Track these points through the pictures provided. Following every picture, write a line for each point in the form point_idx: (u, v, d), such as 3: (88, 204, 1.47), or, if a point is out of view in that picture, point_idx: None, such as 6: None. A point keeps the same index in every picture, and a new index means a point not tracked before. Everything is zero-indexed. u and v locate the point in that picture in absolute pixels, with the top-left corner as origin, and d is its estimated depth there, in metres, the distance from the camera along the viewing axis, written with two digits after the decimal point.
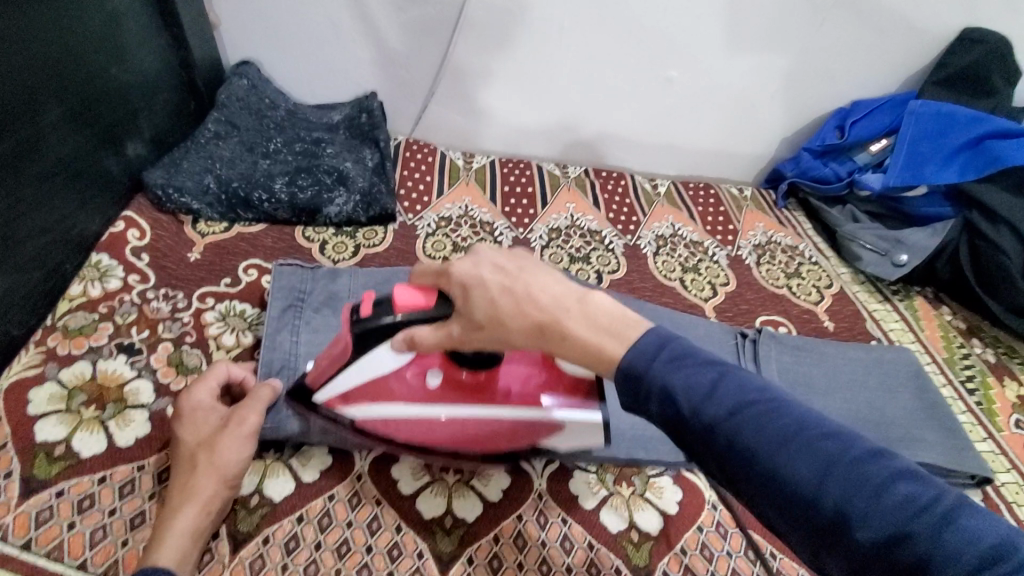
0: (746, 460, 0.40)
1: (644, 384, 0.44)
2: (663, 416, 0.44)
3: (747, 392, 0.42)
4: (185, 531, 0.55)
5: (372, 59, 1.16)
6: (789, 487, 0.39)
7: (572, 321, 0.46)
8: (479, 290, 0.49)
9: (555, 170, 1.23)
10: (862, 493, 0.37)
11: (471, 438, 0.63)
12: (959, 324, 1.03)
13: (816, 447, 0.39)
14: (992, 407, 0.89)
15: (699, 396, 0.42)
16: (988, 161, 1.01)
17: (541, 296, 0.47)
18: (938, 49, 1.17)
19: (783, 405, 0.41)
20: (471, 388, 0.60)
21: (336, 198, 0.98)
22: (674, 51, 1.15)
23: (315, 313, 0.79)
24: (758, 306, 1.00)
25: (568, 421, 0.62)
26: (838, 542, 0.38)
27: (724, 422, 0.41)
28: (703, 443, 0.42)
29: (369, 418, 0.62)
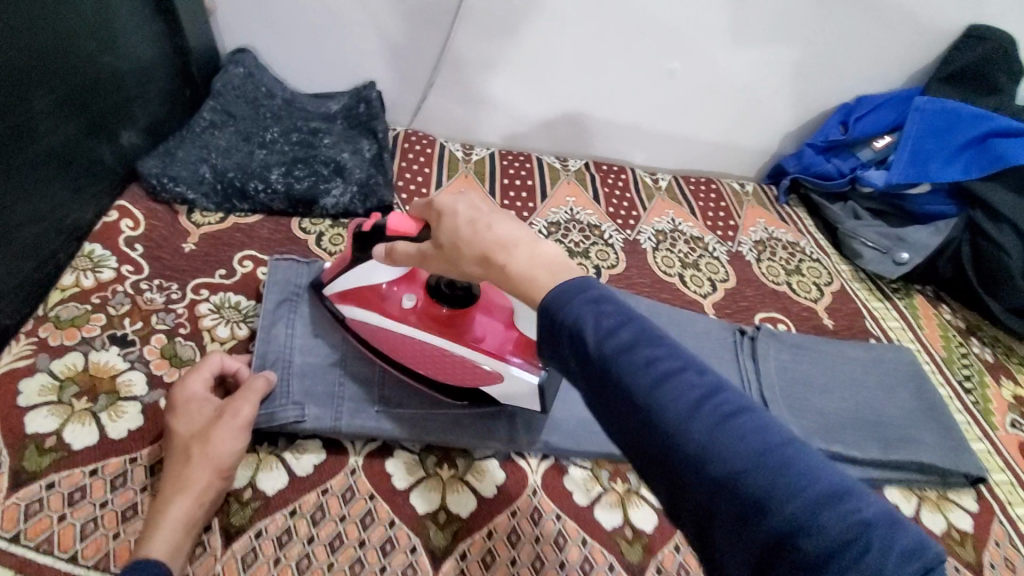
0: (632, 399, 0.40)
1: (555, 318, 0.44)
2: (567, 350, 0.43)
3: (652, 337, 0.42)
4: (178, 523, 0.54)
5: (371, 47, 1.15)
6: (663, 428, 0.38)
7: (521, 252, 0.48)
8: (450, 218, 0.53)
9: (555, 163, 1.22)
10: (731, 445, 0.37)
11: (420, 363, 0.68)
12: (959, 323, 1.03)
13: (694, 391, 0.39)
14: (989, 407, 0.89)
15: (603, 335, 0.41)
16: (992, 159, 0.99)
17: (499, 230, 0.50)
18: (944, 44, 1.15)
19: (682, 355, 0.41)
20: (439, 321, 0.67)
21: (333, 189, 0.97)
22: (677, 44, 1.14)
23: (312, 306, 0.78)
24: (758, 303, 1.00)
25: (511, 377, 0.64)
26: (694, 482, 0.37)
27: (620, 359, 0.40)
28: (597, 380, 0.42)
29: (352, 320, 0.71)
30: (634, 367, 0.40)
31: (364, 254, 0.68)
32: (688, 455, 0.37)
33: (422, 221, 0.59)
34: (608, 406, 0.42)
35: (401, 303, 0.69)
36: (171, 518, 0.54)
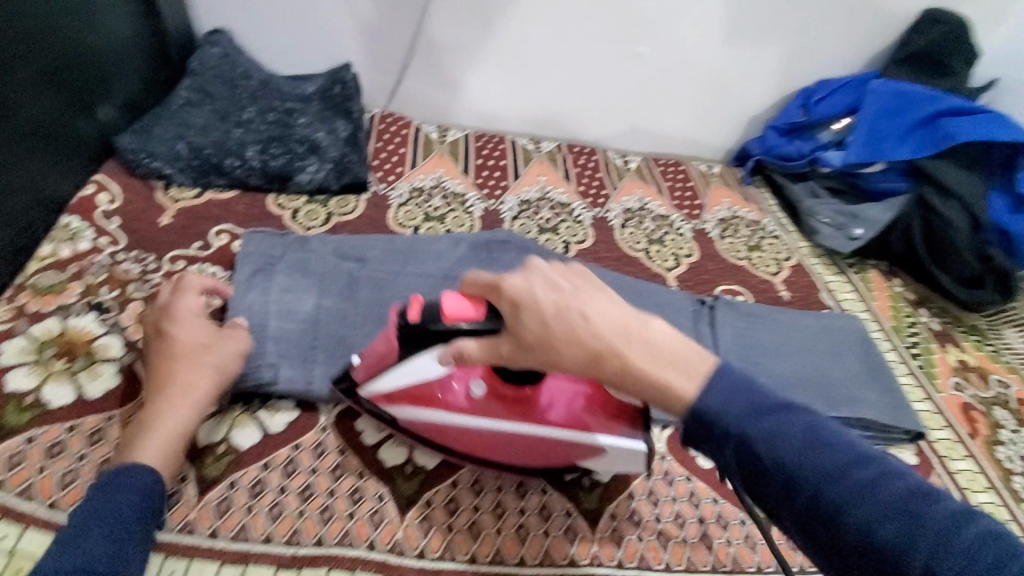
0: (800, 486, 0.43)
1: (718, 422, 0.47)
2: (735, 458, 0.46)
3: (824, 437, 0.44)
4: (171, 428, 0.60)
5: (348, 31, 1.17)
6: (824, 503, 0.42)
7: (636, 351, 0.48)
8: (534, 316, 0.49)
9: (529, 145, 1.25)
10: (942, 541, 0.39)
11: (511, 450, 0.64)
12: (909, 294, 1.07)
13: (847, 469, 0.43)
14: (932, 370, 0.93)
15: (762, 426, 0.45)
16: (940, 138, 1.04)
17: (598, 321, 0.48)
18: (900, 29, 1.20)
19: (860, 453, 0.44)
20: (516, 402, 0.62)
21: (308, 166, 1.01)
22: (645, 28, 1.18)
23: (284, 274, 0.81)
24: (719, 276, 1.04)
25: (614, 448, 0.62)
26: (864, 554, 0.40)
27: (801, 465, 0.43)
28: (775, 486, 0.45)
29: (416, 418, 0.64)
30: (813, 473, 0.43)
31: (412, 347, 0.60)
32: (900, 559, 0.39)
33: (483, 298, 0.55)
34: (791, 514, 0.44)
35: (467, 392, 0.63)
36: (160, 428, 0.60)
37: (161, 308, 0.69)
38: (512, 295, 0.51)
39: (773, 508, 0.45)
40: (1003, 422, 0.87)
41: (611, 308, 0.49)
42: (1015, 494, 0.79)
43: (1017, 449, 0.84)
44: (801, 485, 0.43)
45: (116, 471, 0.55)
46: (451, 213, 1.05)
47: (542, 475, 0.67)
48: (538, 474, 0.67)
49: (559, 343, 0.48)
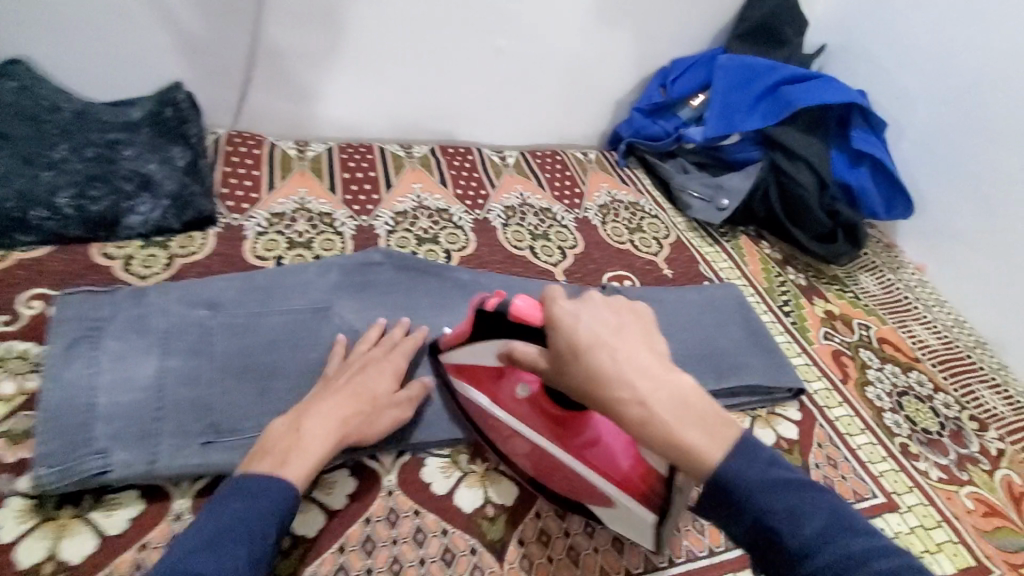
0: (793, 552, 0.50)
1: (743, 503, 0.52)
2: (760, 536, 0.52)
3: (836, 522, 0.51)
4: (325, 446, 0.61)
5: (172, 44, 1.03)
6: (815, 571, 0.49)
7: (642, 382, 0.54)
8: (569, 333, 0.56)
9: (399, 151, 1.19)
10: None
11: (533, 462, 0.68)
12: (776, 255, 1.13)
13: (840, 544, 0.49)
14: (804, 324, 0.99)
15: (774, 501, 0.51)
16: (783, 106, 1.10)
17: (620, 359, 0.55)
18: (737, 6, 1.26)
19: (875, 540, 0.50)
20: (557, 424, 0.65)
21: (138, 206, 0.88)
22: (501, 21, 1.15)
23: (116, 341, 0.69)
24: (605, 264, 1.04)
25: (622, 506, 0.62)
26: None
27: (818, 549, 0.49)
28: (777, 549, 0.51)
29: (467, 397, 0.71)
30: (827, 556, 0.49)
31: (482, 333, 0.66)
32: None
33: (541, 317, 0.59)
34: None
35: (513, 393, 0.67)
36: (315, 431, 0.61)
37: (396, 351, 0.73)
38: (556, 321, 0.57)
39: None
40: (869, 362, 0.95)
41: (639, 352, 0.55)
42: (888, 430, 0.85)
43: (883, 386, 0.92)
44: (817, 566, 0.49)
45: (247, 476, 0.57)
46: (321, 237, 0.97)
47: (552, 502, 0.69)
48: (551, 499, 0.69)
49: (580, 373, 0.55)
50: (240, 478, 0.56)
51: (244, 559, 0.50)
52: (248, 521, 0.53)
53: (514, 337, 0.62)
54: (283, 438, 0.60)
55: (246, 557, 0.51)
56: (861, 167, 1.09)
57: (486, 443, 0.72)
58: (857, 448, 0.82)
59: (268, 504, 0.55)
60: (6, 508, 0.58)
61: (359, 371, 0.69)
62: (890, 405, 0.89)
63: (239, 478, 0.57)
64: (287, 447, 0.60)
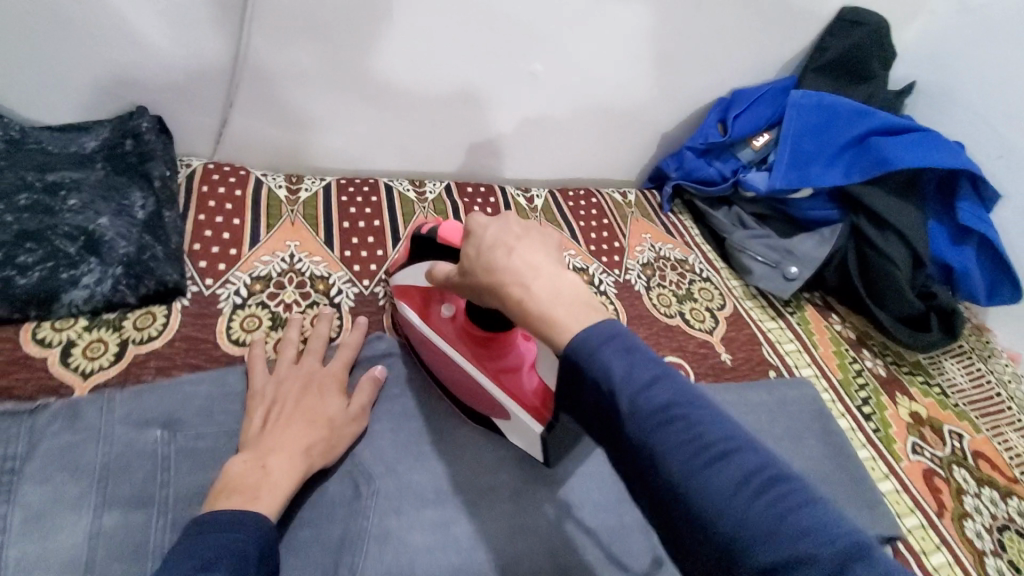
0: (636, 437, 0.40)
1: (582, 367, 0.43)
2: (597, 401, 0.43)
3: (685, 397, 0.41)
4: (292, 477, 0.57)
5: (131, 58, 0.83)
6: (651, 454, 0.39)
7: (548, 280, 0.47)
8: (477, 238, 0.52)
9: (409, 192, 1.01)
10: (768, 525, 0.35)
11: (449, 376, 0.70)
12: (849, 334, 0.96)
13: (693, 428, 0.39)
14: (889, 433, 0.83)
15: (626, 379, 0.41)
16: (872, 162, 0.92)
17: (516, 257, 0.49)
18: (817, 31, 1.07)
19: (725, 421, 0.40)
20: (473, 339, 0.68)
21: (82, 275, 0.70)
22: (537, 40, 0.96)
23: (33, 486, 0.53)
24: (654, 345, 0.87)
25: (517, 418, 0.64)
26: (677, 506, 0.38)
27: (649, 421, 0.40)
28: (622, 436, 0.41)
29: (401, 314, 0.74)
30: (661, 428, 0.39)
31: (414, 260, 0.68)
32: (720, 526, 0.36)
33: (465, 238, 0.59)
34: (630, 464, 0.42)
35: (440, 312, 0.70)
36: (282, 466, 0.57)
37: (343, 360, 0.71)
38: (467, 227, 0.54)
39: (614, 452, 0.43)
40: (965, 485, 0.79)
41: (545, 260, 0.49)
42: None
43: (981, 518, 0.77)
44: (644, 441, 0.40)
45: (219, 512, 0.51)
46: (314, 310, 0.80)
47: (464, 413, 0.72)
48: (462, 410, 0.72)
49: (480, 270, 0.51)
50: (212, 515, 0.50)
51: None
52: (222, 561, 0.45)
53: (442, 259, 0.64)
54: (249, 475, 0.55)
55: None
56: (966, 246, 0.90)
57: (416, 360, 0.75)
58: None
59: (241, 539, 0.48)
60: None
61: (304, 391, 0.65)
62: (991, 546, 0.74)
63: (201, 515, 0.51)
64: (256, 484, 0.55)
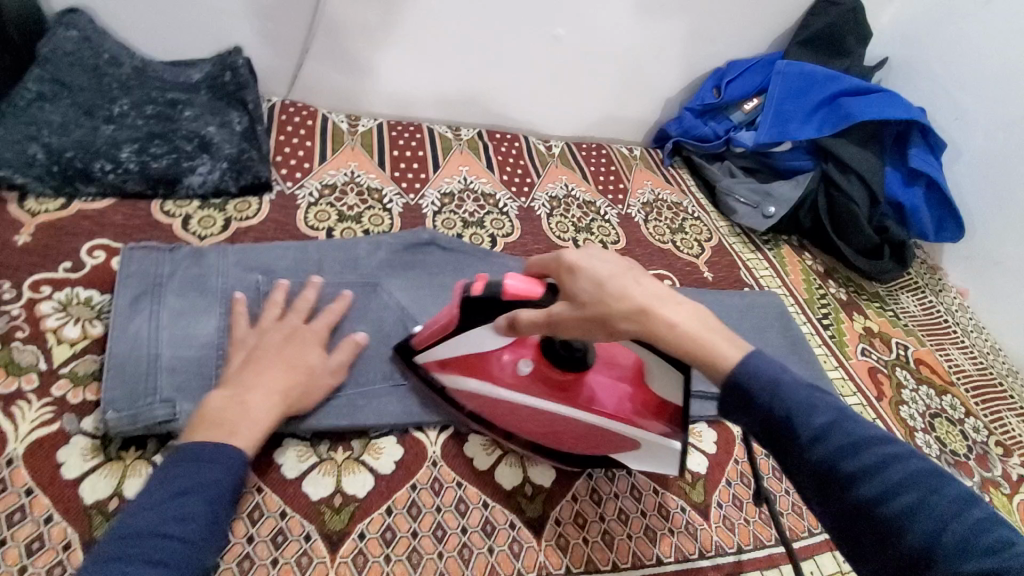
0: (825, 461, 0.47)
1: (766, 407, 0.50)
2: (782, 440, 0.49)
3: (862, 427, 0.48)
4: (267, 416, 0.60)
5: (230, 8, 1.02)
6: (842, 476, 0.46)
7: (668, 312, 0.53)
8: (585, 274, 0.56)
9: (447, 133, 1.19)
10: (962, 537, 0.42)
11: (547, 431, 0.68)
12: (818, 267, 1.13)
13: (880, 452, 0.46)
14: (843, 338, 1.01)
15: (810, 412, 0.48)
16: (841, 118, 1.10)
17: (637, 290, 0.54)
18: (801, 11, 1.24)
19: (903, 447, 0.47)
20: (560, 385, 0.67)
21: (198, 166, 0.89)
22: (561, 9, 1.14)
23: (175, 296, 0.72)
24: (647, 261, 1.05)
25: (648, 441, 0.66)
26: (870, 517, 0.45)
27: (841, 450, 0.46)
28: (809, 463, 0.48)
29: (460, 391, 0.69)
30: (849, 452, 0.46)
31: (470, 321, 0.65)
32: (919, 538, 0.42)
33: (546, 280, 0.60)
34: (814, 485, 0.48)
35: (516, 369, 0.68)
36: (257, 403, 0.60)
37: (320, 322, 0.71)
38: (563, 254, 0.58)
39: (801, 480, 0.49)
40: (904, 382, 0.98)
41: (652, 286, 0.55)
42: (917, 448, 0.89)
43: (915, 406, 0.95)
44: (833, 464, 0.46)
45: (197, 443, 0.55)
46: (371, 212, 0.98)
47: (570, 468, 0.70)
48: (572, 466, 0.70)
49: (608, 301, 0.54)
50: (191, 445, 0.54)
51: (202, 522, 0.50)
52: (203, 488, 0.52)
53: (508, 309, 0.61)
54: (228, 410, 0.58)
55: (203, 522, 0.51)
56: (915, 187, 1.11)
57: (491, 429, 0.70)
58: None
59: (221, 472, 0.54)
60: (72, 445, 0.60)
61: (287, 340, 0.67)
62: (921, 425, 0.92)
63: (180, 446, 0.55)
64: (235, 419, 0.58)
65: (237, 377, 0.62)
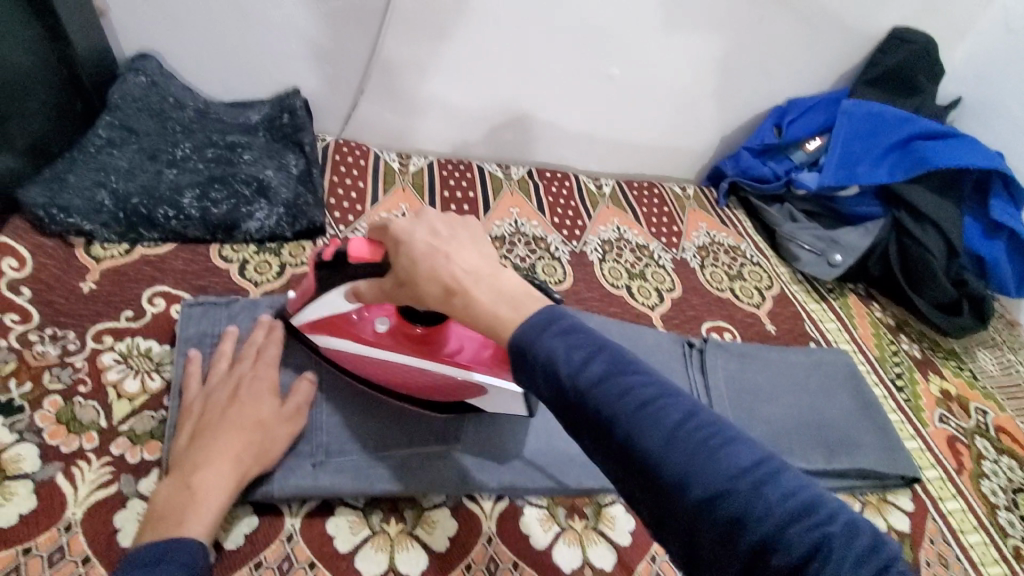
0: (598, 419, 0.41)
1: (527, 356, 0.44)
2: (545, 388, 0.44)
3: (637, 374, 0.42)
4: (220, 492, 0.56)
5: (289, 50, 1.03)
6: (619, 436, 0.40)
7: (479, 289, 0.49)
8: (406, 248, 0.54)
9: (497, 172, 1.17)
10: (697, 461, 0.38)
11: (407, 385, 0.69)
12: (889, 320, 1.07)
13: (657, 408, 0.40)
14: (919, 403, 0.94)
15: (579, 365, 0.42)
16: (914, 162, 1.04)
17: (458, 261, 0.51)
18: (869, 48, 1.19)
19: (679, 396, 0.41)
20: (418, 339, 0.69)
21: (256, 212, 0.89)
22: (615, 46, 1.11)
23: None
24: (704, 311, 1.00)
25: (494, 387, 0.66)
26: (651, 483, 0.39)
27: (591, 389, 0.41)
28: (584, 423, 0.42)
29: (329, 351, 0.72)
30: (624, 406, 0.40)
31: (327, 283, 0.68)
32: (661, 468, 0.38)
33: (379, 245, 0.60)
34: (595, 446, 0.42)
35: (376, 327, 0.70)
36: (207, 482, 0.56)
37: (262, 368, 0.67)
38: (399, 238, 0.55)
39: (566, 424, 0.44)
40: (985, 453, 0.90)
41: (477, 257, 0.52)
42: (1001, 529, 0.81)
43: (998, 480, 0.87)
44: (604, 421, 0.41)
45: (147, 545, 0.51)
46: None
47: (438, 415, 0.70)
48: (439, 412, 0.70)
49: (418, 276, 0.52)
50: (143, 547, 0.51)
51: None
52: None
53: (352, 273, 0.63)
54: (174, 499, 0.55)
55: None
56: (997, 239, 1.04)
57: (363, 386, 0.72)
58: (969, 547, 0.78)
59: (177, 566, 0.50)
60: (129, 510, 0.60)
61: (235, 398, 0.63)
62: (1005, 503, 0.85)
63: (134, 548, 0.52)
64: (182, 507, 0.55)
65: (183, 454, 0.59)
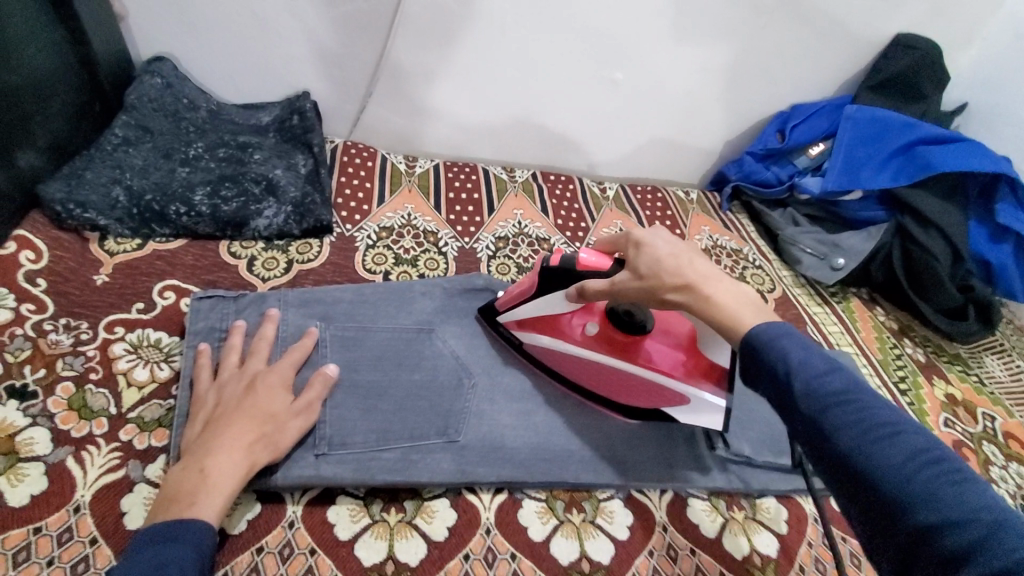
0: (825, 427, 0.46)
1: (764, 355, 0.51)
2: (775, 387, 0.50)
3: (875, 400, 0.46)
4: (233, 477, 0.58)
5: (300, 54, 1.05)
6: (844, 445, 0.44)
7: (714, 288, 0.57)
8: (648, 250, 0.62)
9: (502, 174, 1.19)
10: (934, 489, 0.40)
11: (607, 384, 0.76)
12: (892, 324, 1.07)
13: (891, 433, 0.43)
14: (922, 406, 0.94)
15: (813, 376, 0.48)
16: (919, 167, 1.04)
17: (699, 265, 0.60)
18: (873, 54, 1.19)
19: (922, 433, 0.44)
20: (622, 346, 0.75)
21: (264, 210, 0.91)
22: (621, 53, 1.12)
23: None
24: None
25: (697, 397, 0.72)
26: (870, 492, 0.42)
27: (824, 400, 0.47)
28: (811, 428, 0.47)
29: (535, 347, 0.79)
30: (854, 420, 0.45)
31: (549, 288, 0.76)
32: (883, 479, 0.42)
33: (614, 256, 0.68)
34: (817, 450, 0.47)
35: (585, 330, 0.77)
36: (219, 466, 0.57)
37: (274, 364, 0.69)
38: (636, 241, 0.64)
39: (793, 433, 0.50)
40: (993, 458, 0.89)
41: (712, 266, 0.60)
42: None
43: (1006, 485, 0.86)
44: (830, 427, 0.46)
45: (160, 525, 0.53)
46: (424, 256, 0.99)
47: (629, 419, 0.76)
48: (628, 416, 0.76)
49: (664, 273, 0.60)
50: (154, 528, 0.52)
51: None
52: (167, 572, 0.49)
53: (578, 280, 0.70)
54: (186, 481, 0.56)
55: None
56: (1004, 243, 1.04)
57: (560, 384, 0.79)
58: None
59: (188, 547, 0.52)
60: (136, 493, 0.61)
61: (247, 391, 0.64)
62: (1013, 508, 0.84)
63: (146, 528, 0.53)
64: (193, 489, 0.56)
65: (196, 442, 0.60)
